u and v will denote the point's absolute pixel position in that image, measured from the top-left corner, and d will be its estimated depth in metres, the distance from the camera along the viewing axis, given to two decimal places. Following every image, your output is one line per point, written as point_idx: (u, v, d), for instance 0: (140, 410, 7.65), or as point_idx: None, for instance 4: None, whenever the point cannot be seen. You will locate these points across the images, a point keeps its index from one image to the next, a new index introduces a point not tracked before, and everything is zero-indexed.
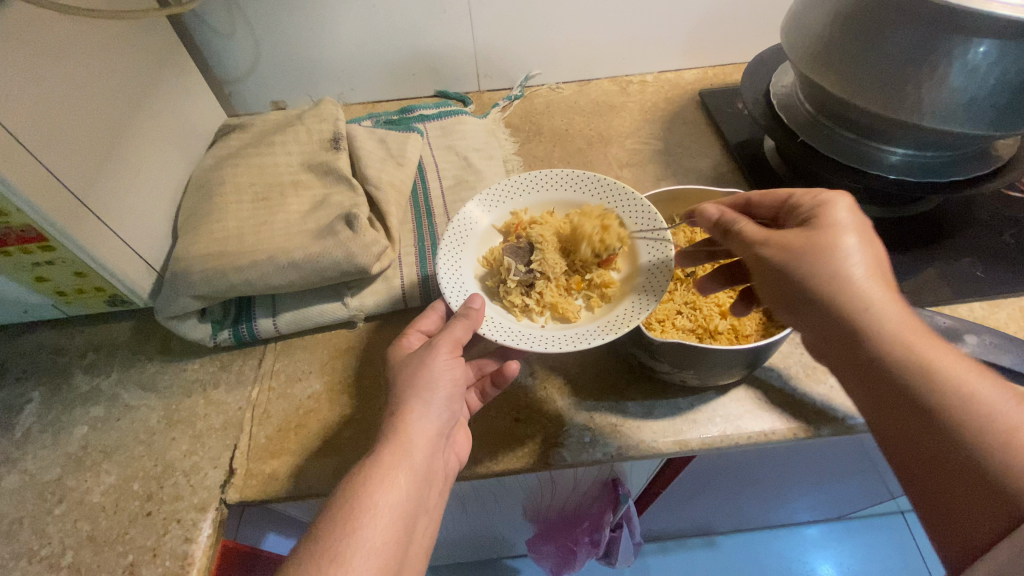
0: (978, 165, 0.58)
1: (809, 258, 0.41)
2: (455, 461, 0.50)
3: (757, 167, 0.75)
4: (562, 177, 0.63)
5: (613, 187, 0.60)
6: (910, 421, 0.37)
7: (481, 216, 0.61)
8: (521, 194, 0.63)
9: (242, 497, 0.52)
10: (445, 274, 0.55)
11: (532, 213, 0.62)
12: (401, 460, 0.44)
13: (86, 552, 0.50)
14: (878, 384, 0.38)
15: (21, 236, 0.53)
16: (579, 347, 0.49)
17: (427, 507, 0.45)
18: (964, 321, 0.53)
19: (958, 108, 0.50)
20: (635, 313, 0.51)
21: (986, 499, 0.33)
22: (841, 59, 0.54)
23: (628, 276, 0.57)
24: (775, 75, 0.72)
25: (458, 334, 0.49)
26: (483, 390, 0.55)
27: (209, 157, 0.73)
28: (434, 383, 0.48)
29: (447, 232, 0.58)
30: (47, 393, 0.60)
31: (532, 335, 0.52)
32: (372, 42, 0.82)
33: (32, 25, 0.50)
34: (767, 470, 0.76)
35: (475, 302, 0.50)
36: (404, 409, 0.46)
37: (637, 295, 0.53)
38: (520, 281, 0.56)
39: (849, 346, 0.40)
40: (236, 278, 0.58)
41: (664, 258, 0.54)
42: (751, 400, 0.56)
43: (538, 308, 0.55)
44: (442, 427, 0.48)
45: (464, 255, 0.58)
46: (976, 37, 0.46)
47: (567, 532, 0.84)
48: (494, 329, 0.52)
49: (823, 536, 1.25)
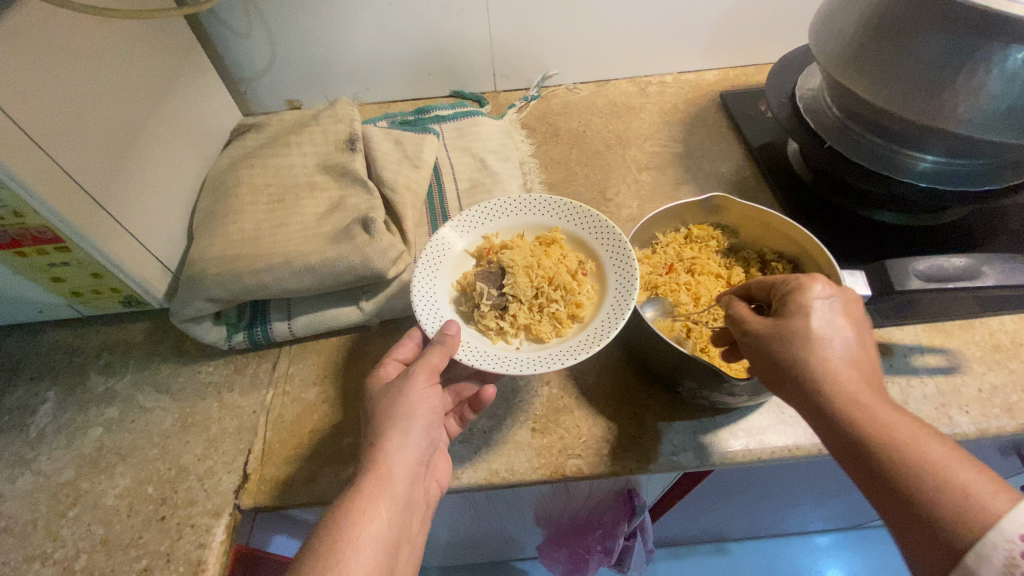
0: (1011, 176, 0.55)
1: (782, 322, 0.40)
2: (436, 488, 0.50)
3: (780, 172, 0.74)
4: (529, 201, 0.62)
5: (581, 211, 0.60)
6: (871, 471, 0.34)
7: (454, 241, 0.60)
8: (492, 218, 0.62)
9: (255, 504, 0.52)
10: (420, 298, 0.54)
11: (503, 237, 0.61)
12: (382, 490, 0.43)
13: (99, 556, 0.50)
14: (839, 432, 0.36)
15: (36, 236, 0.52)
16: (552, 367, 0.49)
17: (410, 536, 0.45)
18: (971, 255, 0.51)
19: (995, 115, 0.48)
20: (603, 332, 0.50)
21: (935, 548, 0.31)
22: (872, 64, 0.52)
23: (598, 294, 0.56)
24: (800, 78, 0.70)
25: (435, 362, 0.48)
26: (462, 415, 0.54)
27: (225, 157, 0.73)
28: (412, 412, 0.47)
29: (421, 257, 0.57)
30: (62, 393, 0.60)
31: (509, 359, 0.51)
32: (389, 41, 0.81)
33: (49, 26, 0.50)
34: (785, 481, 0.74)
35: (449, 329, 0.49)
36: (382, 440, 0.45)
37: (607, 315, 0.52)
38: (493, 304, 0.54)
39: (811, 400, 0.37)
40: (251, 281, 0.58)
41: (632, 276, 0.53)
42: (774, 413, 0.55)
43: (513, 330, 0.54)
44: (423, 454, 0.47)
45: (439, 279, 0.57)
46: (1014, 44, 0.45)
47: (580, 540, 0.83)
48: (471, 354, 0.51)
49: (836, 544, 1.23)
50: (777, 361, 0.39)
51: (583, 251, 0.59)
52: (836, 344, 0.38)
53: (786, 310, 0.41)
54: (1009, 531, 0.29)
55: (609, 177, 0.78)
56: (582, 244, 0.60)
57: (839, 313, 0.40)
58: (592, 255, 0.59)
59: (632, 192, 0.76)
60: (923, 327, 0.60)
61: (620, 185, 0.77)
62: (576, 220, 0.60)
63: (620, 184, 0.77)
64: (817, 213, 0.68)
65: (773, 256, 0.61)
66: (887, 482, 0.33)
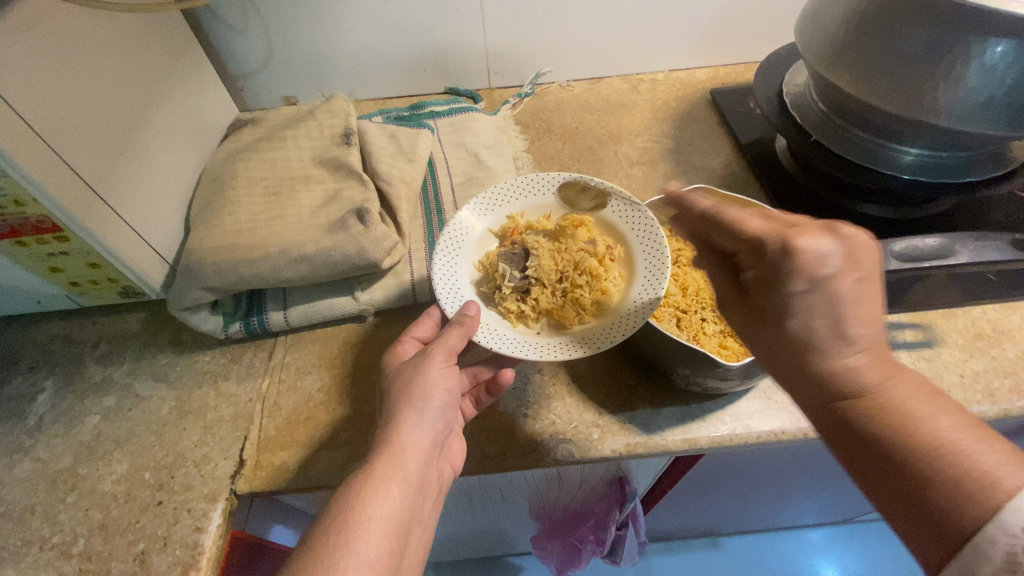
0: (994, 167, 0.57)
1: (787, 306, 0.36)
2: (449, 472, 0.50)
3: (769, 166, 0.75)
4: (555, 180, 0.62)
5: (611, 193, 0.60)
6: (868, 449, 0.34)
7: (475, 222, 0.61)
8: (516, 197, 0.63)
9: (252, 488, 0.53)
10: (440, 280, 0.55)
11: (529, 217, 0.63)
12: (395, 471, 0.44)
13: (97, 541, 0.50)
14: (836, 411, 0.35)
15: (36, 226, 0.53)
16: (568, 356, 0.50)
17: (421, 518, 0.46)
18: (941, 235, 0.53)
19: (974, 107, 0.49)
20: (627, 321, 0.52)
21: (934, 532, 0.30)
22: (856, 58, 0.53)
23: (625, 281, 0.57)
24: (787, 74, 0.71)
25: (453, 342, 0.49)
26: (478, 398, 0.55)
27: (222, 151, 0.74)
28: (428, 393, 0.48)
29: (443, 237, 0.58)
30: (59, 383, 0.61)
31: (525, 343, 0.52)
32: (384, 37, 0.82)
33: (50, 17, 0.51)
34: (775, 471, 0.75)
35: (469, 310, 0.50)
36: (398, 421, 0.46)
37: (635, 303, 0.53)
38: (515, 287, 0.56)
39: (806, 385, 0.37)
40: (247, 271, 0.59)
41: (663, 265, 0.54)
42: (760, 398, 0.56)
43: (534, 315, 0.56)
44: (436, 437, 0.48)
45: (460, 259, 0.58)
46: (992, 37, 0.46)
47: (573, 531, 0.84)
48: (490, 336, 0.52)
49: (828, 539, 1.24)
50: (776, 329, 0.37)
51: (612, 234, 0.60)
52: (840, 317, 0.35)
53: (773, 276, 0.36)
54: (1012, 525, 0.29)
55: (600, 172, 0.79)
56: (611, 227, 0.60)
57: (840, 278, 0.36)
58: (620, 239, 0.59)
59: (623, 186, 0.77)
60: (907, 315, 0.62)
61: (611, 180, 0.78)
62: (603, 202, 0.61)
63: (612, 179, 0.78)
64: (807, 205, 0.69)
65: None
66: (885, 464, 0.33)
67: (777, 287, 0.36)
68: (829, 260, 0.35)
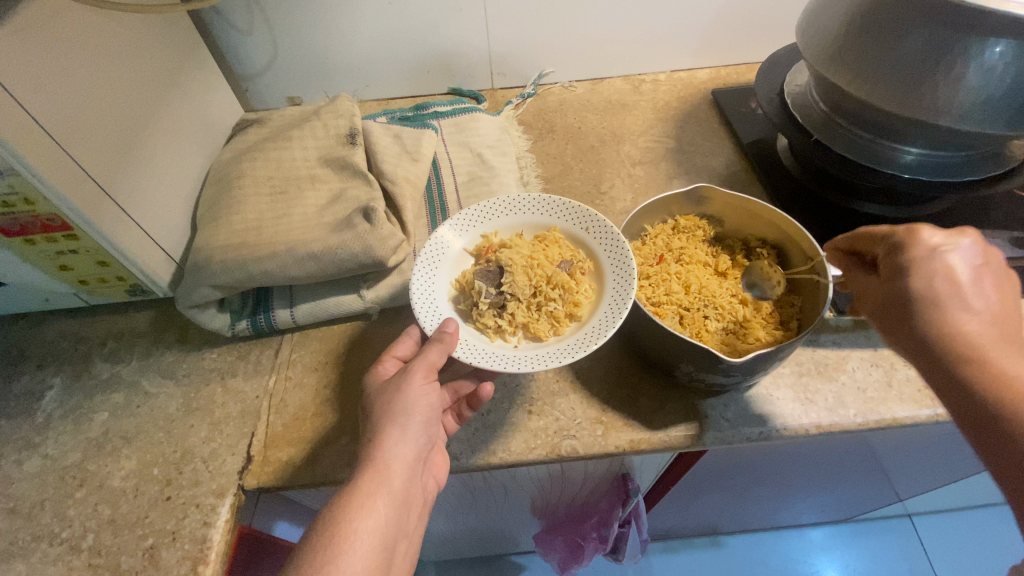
0: (993, 166, 0.58)
1: (918, 284, 0.40)
2: (434, 484, 0.51)
3: (770, 166, 0.76)
4: (529, 201, 0.64)
5: (578, 210, 0.62)
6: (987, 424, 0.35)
7: (453, 239, 0.61)
8: (490, 216, 0.63)
9: (260, 484, 0.53)
10: (418, 296, 0.55)
11: (502, 235, 0.63)
12: (379, 487, 0.44)
13: (106, 535, 0.51)
14: (966, 390, 0.36)
15: (45, 224, 0.54)
16: (546, 367, 0.50)
17: (407, 531, 0.46)
18: None
19: (975, 106, 0.49)
20: (600, 330, 0.51)
21: None
22: (856, 58, 0.54)
23: (596, 293, 0.57)
24: (789, 74, 0.72)
25: (433, 359, 0.49)
26: (460, 413, 0.55)
27: (228, 151, 0.75)
28: (410, 408, 0.48)
29: (420, 255, 0.58)
30: (67, 380, 0.61)
31: (506, 356, 0.52)
32: (388, 39, 0.83)
33: (60, 19, 0.51)
34: (777, 469, 0.76)
35: (447, 326, 0.50)
36: (380, 436, 0.47)
37: (605, 314, 0.53)
38: (491, 302, 0.55)
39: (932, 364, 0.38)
40: (254, 268, 0.59)
41: (629, 276, 0.55)
42: (763, 395, 0.57)
43: (511, 329, 0.55)
44: (420, 451, 0.48)
45: (437, 277, 0.58)
46: (991, 37, 0.47)
47: (576, 529, 0.85)
48: (469, 351, 0.52)
49: (829, 538, 1.25)
50: (902, 309, 0.40)
51: (583, 249, 0.61)
52: (958, 297, 0.39)
53: (900, 263, 0.42)
54: None
55: (603, 171, 0.80)
56: (581, 243, 0.61)
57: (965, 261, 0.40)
58: (590, 254, 0.60)
59: (625, 186, 0.78)
60: None
61: (614, 179, 0.79)
62: (573, 220, 0.62)
63: (615, 179, 0.79)
64: (806, 205, 0.70)
65: (758, 243, 0.63)
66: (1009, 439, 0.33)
67: (928, 267, 0.40)
68: (942, 245, 0.41)
